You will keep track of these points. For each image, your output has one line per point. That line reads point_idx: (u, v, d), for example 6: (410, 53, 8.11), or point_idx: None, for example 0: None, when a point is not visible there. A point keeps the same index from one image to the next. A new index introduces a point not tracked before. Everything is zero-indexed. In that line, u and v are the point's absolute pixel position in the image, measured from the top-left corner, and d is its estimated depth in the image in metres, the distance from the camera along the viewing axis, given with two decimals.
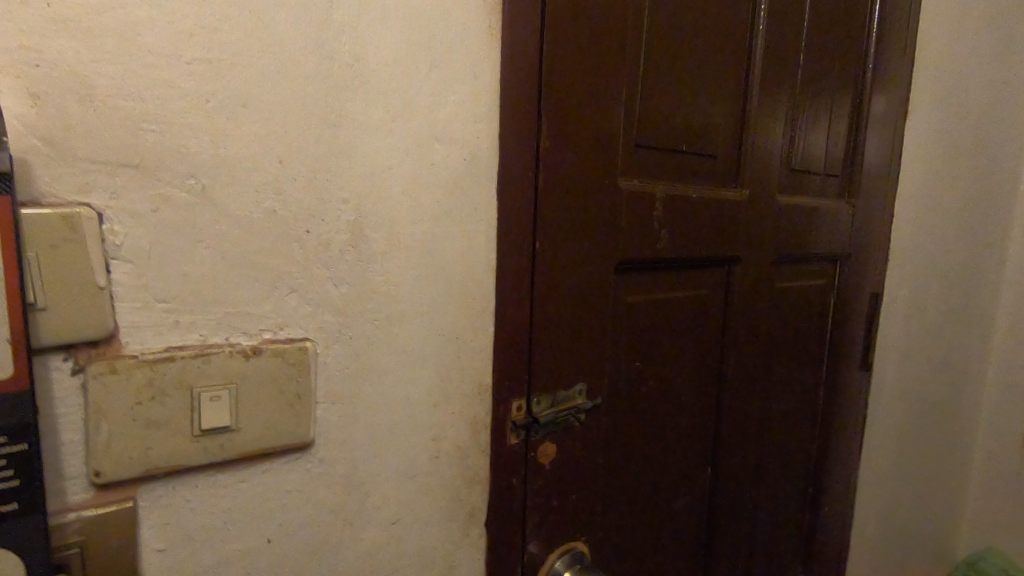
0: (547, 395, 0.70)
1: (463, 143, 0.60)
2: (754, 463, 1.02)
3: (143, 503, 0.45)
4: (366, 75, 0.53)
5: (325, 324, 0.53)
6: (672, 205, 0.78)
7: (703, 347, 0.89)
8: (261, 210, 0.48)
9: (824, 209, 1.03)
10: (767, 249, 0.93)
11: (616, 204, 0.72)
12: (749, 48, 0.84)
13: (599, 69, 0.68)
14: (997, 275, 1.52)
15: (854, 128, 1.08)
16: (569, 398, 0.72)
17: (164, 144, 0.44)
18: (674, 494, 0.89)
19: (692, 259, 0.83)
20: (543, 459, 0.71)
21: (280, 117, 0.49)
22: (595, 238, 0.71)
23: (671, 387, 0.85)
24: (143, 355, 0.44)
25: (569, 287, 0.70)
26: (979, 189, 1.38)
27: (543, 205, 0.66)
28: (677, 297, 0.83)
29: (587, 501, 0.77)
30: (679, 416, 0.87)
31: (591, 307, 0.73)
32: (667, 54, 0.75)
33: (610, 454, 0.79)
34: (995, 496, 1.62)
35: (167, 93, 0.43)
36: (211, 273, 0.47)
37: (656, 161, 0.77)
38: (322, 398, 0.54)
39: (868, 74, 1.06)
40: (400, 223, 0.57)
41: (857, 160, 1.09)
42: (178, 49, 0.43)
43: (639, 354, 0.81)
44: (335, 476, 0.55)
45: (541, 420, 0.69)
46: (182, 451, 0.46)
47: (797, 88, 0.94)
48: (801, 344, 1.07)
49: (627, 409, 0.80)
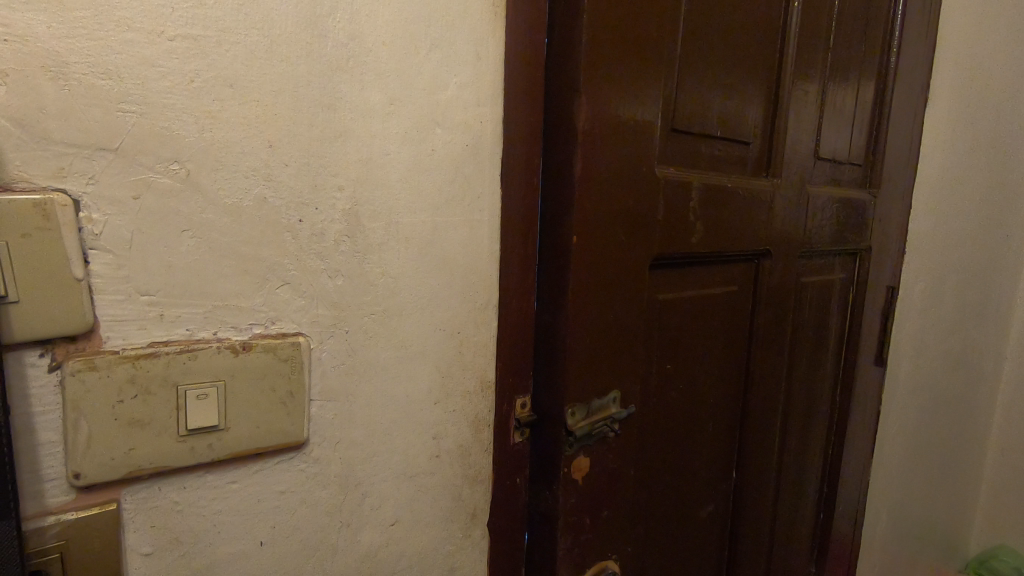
0: (581, 405, 0.65)
1: (466, 128, 0.57)
2: (772, 464, 0.99)
3: (128, 505, 0.43)
4: (363, 56, 0.50)
5: (319, 317, 0.51)
6: (708, 197, 0.73)
7: (728, 348, 0.85)
8: (251, 197, 0.46)
9: (848, 201, 0.99)
10: (795, 241, 0.90)
11: (653, 194, 0.67)
12: (783, 29, 0.80)
13: (640, 47, 0.62)
14: (1014, 267, 1.47)
15: (879, 114, 1.03)
16: (602, 406, 0.67)
17: (146, 126, 0.41)
18: (695, 500, 0.85)
19: (723, 253, 0.79)
20: (576, 476, 0.65)
21: (270, 98, 0.46)
22: (632, 233, 0.66)
23: (698, 387, 0.82)
24: (125, 352, 0.42)
25: (605, 284, 0.64)
26: (999, 179, 1.34)
27: (581, 196, 0.60)
28: (706, 294, 0.79)
29: (617, 516, 0.72)
30: (701, 420, 0.83)
31: (625, 308, 0.68)
32: (701, 35, 0.70)
33: (640, 463, 0.75)
34: (1005, 493, 1.59)
35: (148, 72, 0.40)
36: (198, 265, 0.44)
37: (689, 149, 0.72)
38: (317, 395, 0.51)
39: (894, 57, 1.01)
40: (399, 213, 0.54)
41: (880, 148, 1.04)
42: (159, 24, 0.41)
43: (665, 354, 0.76)
44: (331, 476, 0.53)
45: (576, 434, 0.63)
46: (168, 452, 0.43)
47: (826, 74, 0.89)
48: (820, 340, 1.03)
49: (653, 413, 0.76)
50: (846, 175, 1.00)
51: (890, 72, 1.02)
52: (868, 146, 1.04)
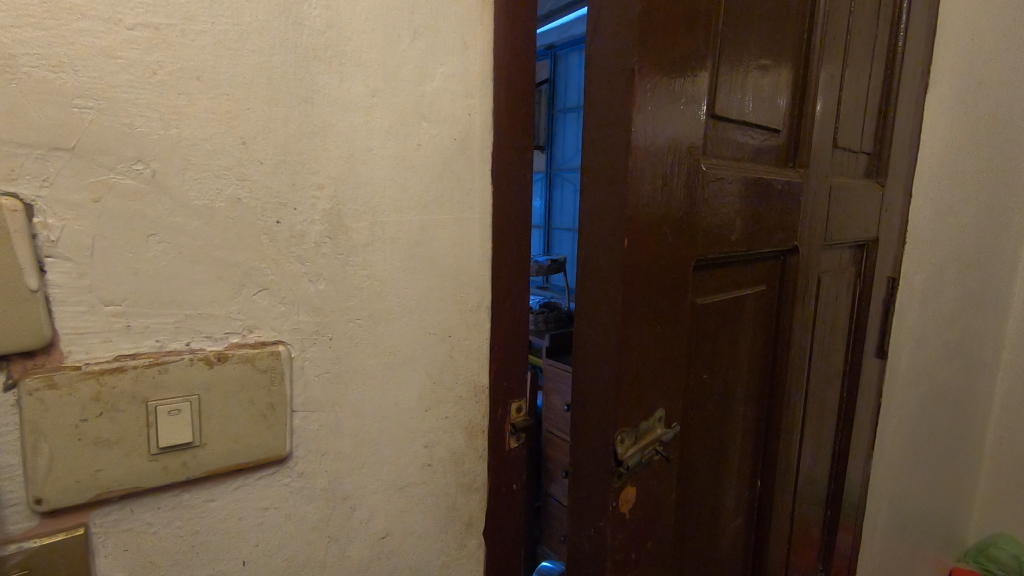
0: (631, 431, 0.62)
1: (454, 121, 0.54)
2: (791, 468, 0.96)
3: (97, 529, 0.41)
4: (343, 45, 0.47)
5: (300, 324, 0.48)
6: (747, 192, 0.70)
7: (753, 352, 0.82)
8: (223, 198, 0.43)
9: (858, 193, 0.97)
10: (818, 235, 0.88)
11: (697, 190, 0.63)
12: (812, 15, 0.77)
13: (687, 33, 0.59)
14: (1013, 256, 1.45)
15: (887, 102, 1.00)
16: (650, 428, 0.65)
17: (104, 123, 0.38)
18: (716, 511, 0.81)
19: (759, 250, 0.76)
20: (625, 506, 0.63)
21: (242, 91, 0.43)
22: (676, 233, 0.62)
23: (728, 393, 0.79)
24: (89, 366, 0.39)
25: (650, 288, 0.61)
26: (999, 167, 1.32)
27: (631, 195, 0.56)
28: (738, 293, 0.77)
29: (659, 538, 0.69)
30: (721, 424, 0.79)
31: (662, 316, 0.64)
32: (736, 17, 0.66)
33: (682, 481, 0.73)
34: (1003, 482, 1.58)
35: (106, 64, 0.37)
36: (167, 272, 0.41)
37: (726, 140, 0.69)
38: (299, 406, 0.49)
39: (902, 42, 0.98)
40: (384, 212, 0.51)
41: (888, 137, 1.02)
42: (118, 12, 0.37)
43: (699, 361, 0.72)
44: (317, 489, 0.51)
45: (630, 463, 0.61)
46: (139, 472, 0.41)
47: (844, 61, 0.86)
48: (831, 335, 1.01)
49: (690, 423, 0.73)
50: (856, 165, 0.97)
51: (899, 59, 0.99)
52: (875, 135, 1.01)
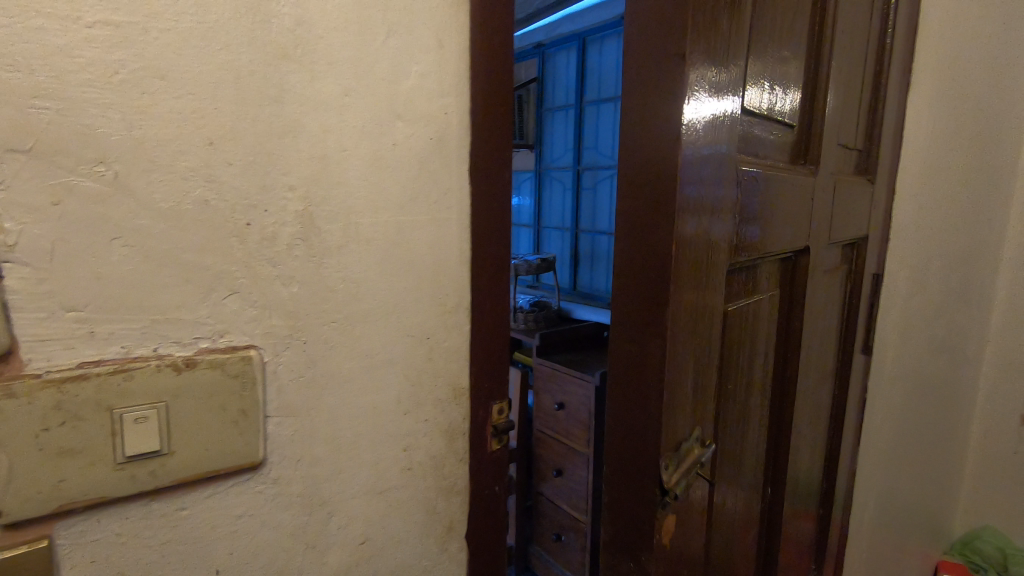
0: (672, 456, 0.57)
1: (430, 121, 0.53)
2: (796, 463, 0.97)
3: (62, 541, 0.39)
4: (314, 44, 0.46)
5: (273, 328, 0.47)
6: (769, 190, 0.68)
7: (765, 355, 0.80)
8: (190, 200, 0.42)
9: (850, 193, 0.96)
10: (823, 232, 0.88)
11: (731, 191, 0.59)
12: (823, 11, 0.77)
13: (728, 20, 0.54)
14: (996, 251, 1.47)
15: (875, 99, 1.01)
16: (688, 450, 0.60)
17: (64, 124, 0.37)
18: (731, 523, 0.78)
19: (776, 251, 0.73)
20: (665, 538, 0.58)
21: (208, 90, 0.42)
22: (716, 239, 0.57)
23: (745, 400, 0.77)
24: (50, 375, 0.38)
25: (692, 301, 0.55)
26: (982, 163, 1.33)
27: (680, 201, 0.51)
28: (754, 299, 0.74)
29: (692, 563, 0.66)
30: (737, 435, 0.76)
31: (703, 328, 0.59)
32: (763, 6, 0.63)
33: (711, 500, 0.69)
34: (988, 474, 1.60)
35: (64, 64, 0.36)
36: (132, 277, 0.40)
37: (747, 135, 0.65)
38: (273, 412, 0.48)
39: (887, 39, 0.98)
40: (358, 213, 0.50)
41: (876, 134, 1.03)
42: (76, 9, 0.36)
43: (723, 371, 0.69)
44: (293, 495, 0.50)
45: (674, 492, 0.56)
46: (104, 482, 0.40)
47: (843, 58, 0.84)
48: (826, 333, 1.00)
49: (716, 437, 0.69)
50: (848, 163, 0.96)
51: (885, 56, 0.99)
52: (865, 132, 1.01)
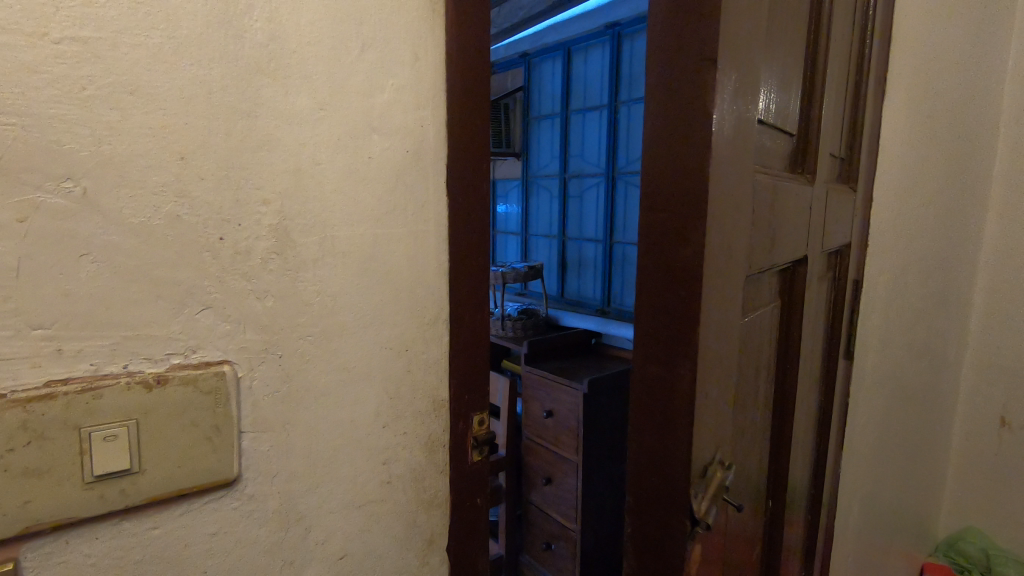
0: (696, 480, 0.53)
1: (406, 133, 0.54)
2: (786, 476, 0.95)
3: (28, 563, 0.39)
4: (287, 59, 0.46)
5: (247, 342, 0.47)
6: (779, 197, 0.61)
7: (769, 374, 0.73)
8: (161, 215, 0.42)
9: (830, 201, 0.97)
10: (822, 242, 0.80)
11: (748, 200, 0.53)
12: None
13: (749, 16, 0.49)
14: (972, 256, 1.49)
15: (856, 109, 1.02)
16: (713, 472, 0.55)
17: (30, 141, 0.36)
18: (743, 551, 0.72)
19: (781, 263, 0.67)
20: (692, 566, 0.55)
21: (178, 105, 0.41)
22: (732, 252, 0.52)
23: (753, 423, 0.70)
24: (16, 394, 0.37)
25: (709, 320, 0.51)
26: (956, 170, 1.35)
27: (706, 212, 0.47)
28: (763, 314, 0.67)
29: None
30: (753, 458, 0.71)
31: (719, 347, 0.53)
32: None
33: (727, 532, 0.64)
34: (970, 476, 1.62)
35: (30, 80, 0.36)
36: (101, 293, 0.40)
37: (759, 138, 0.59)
38: (248, 427, 0.47)
39: (865, 49, 1.00)
40: (334, 226, 0.50)
41: (856, 143, 1.04)
42: (42, 26, 0.36)
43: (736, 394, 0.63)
44: (270, 512, 0.49)
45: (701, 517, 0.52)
46: (73, 501, 0.39)
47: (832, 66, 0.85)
48: (814, 341, 1.00)
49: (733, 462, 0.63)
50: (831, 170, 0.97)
51: (863, 65, 1.00)
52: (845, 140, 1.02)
